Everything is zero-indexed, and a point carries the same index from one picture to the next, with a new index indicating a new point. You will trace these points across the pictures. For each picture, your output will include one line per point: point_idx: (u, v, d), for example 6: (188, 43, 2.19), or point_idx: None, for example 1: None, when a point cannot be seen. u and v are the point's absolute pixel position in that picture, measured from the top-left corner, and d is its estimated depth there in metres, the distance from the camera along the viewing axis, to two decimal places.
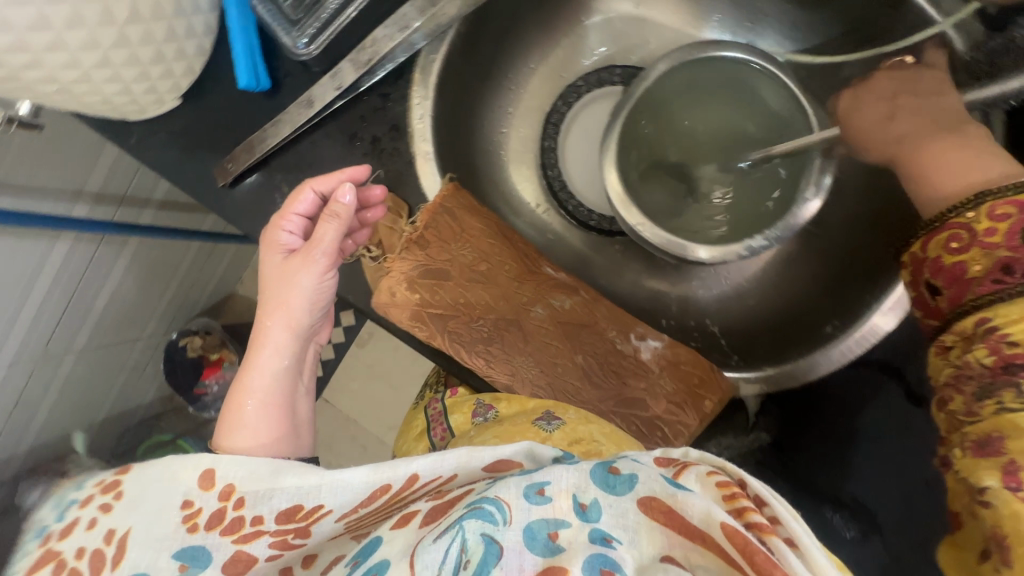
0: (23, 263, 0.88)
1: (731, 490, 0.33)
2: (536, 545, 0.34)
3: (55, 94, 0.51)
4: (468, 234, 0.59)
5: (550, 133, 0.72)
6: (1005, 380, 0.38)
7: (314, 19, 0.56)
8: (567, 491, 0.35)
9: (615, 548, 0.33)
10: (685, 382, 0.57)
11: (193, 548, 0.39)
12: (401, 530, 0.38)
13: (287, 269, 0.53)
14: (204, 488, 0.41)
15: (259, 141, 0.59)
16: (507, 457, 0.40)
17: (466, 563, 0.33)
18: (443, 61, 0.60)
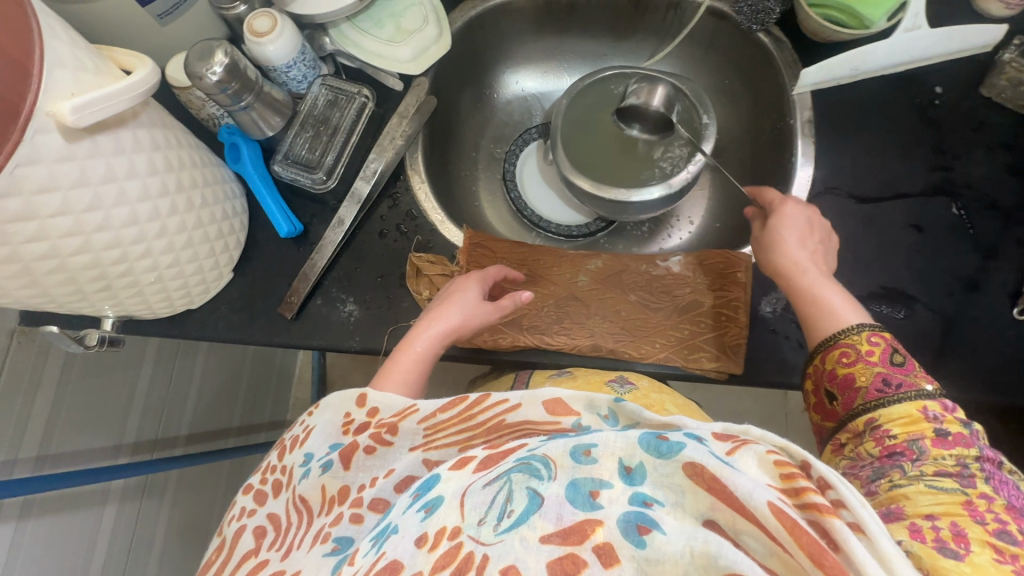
0: (81, 533, 0.86)
1: (792, 472, 0.35)
2: (577, 498, 0.38)
3: (152, 283, 0.62)
4: (502, 253, 0.72)
5: (512, 188, 0.91)
6: (908, 434, 0.47)
7: (323, 163, 0.73)
8: (613, 454, 0.39)
9: (654, 509, 0.36)
10: (716, 271, 0.70)
11: (336, 444, 0.54)
12: (459, 471, 0.42)
13: (453, 289, 0.63)
14: (358, 407, 0.55)
15: (311, 268, 0.72)
16: (565, 398, 0.46)
17: (511, 511, 0.38)
18: (422, 157, 0.79)
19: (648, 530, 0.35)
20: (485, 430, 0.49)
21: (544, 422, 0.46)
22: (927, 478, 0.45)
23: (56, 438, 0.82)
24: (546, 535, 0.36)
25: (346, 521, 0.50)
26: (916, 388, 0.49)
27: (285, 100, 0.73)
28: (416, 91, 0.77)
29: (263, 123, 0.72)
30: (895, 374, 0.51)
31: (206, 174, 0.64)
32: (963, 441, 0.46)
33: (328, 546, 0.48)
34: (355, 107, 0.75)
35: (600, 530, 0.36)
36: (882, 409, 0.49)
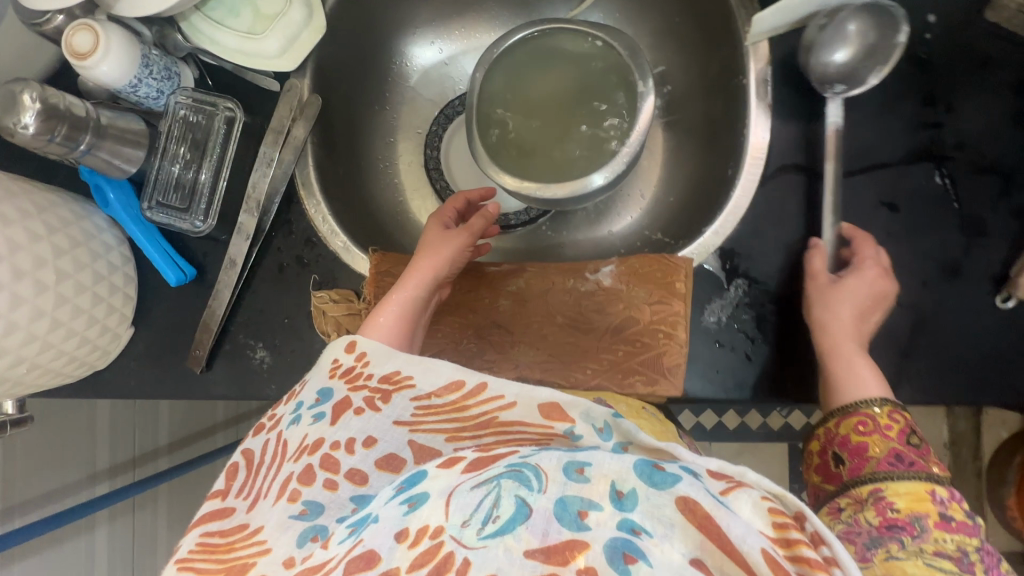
0: (74, 560, 0.91)
1: (786, 520, 0.31)
2: (565, 517, 0.33)
3: (30, 371, 0.58)
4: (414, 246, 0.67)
5: (437, 179, 0.79)
6: (912, 510, 0.47)
7: (200, 196, 0.65)
8: (608, 475, 0.33)
9: (643, 539, 0.31)
10: (652, 281, 0.61)
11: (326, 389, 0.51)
12: (447, 470, 0.37)
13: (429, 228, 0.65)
14: (347, 352, 0.54)
15: (211, 317, 0.66)
16: (562, 405, 0.42)
17: (495, 517, 0.33)
18: (316, 168, 0.68)
19: (636, 560, 0.30)
20: (474, 425, 0.44)
21: (536, 425, 0.42)
22: (926, 556, 0.44)
23: (20, 488, 0.83)
24: (530, 550, 0.32)
25: (317, 483, 0.44)
26: (932, 473, 0.49)
27: (138, 128, 0.63)
28: (290, 96, 0.66)
29: (119, 162, 0.62)
30: (907, 452, 0.51)
31: (56, 244, 0.57)
32: (964, 529, 0.46)
33: (297, 509, 0.43)
34: (221, 124, 0.65)
35: (585, 553, 0.31)
36: (892, 483, 0.49)
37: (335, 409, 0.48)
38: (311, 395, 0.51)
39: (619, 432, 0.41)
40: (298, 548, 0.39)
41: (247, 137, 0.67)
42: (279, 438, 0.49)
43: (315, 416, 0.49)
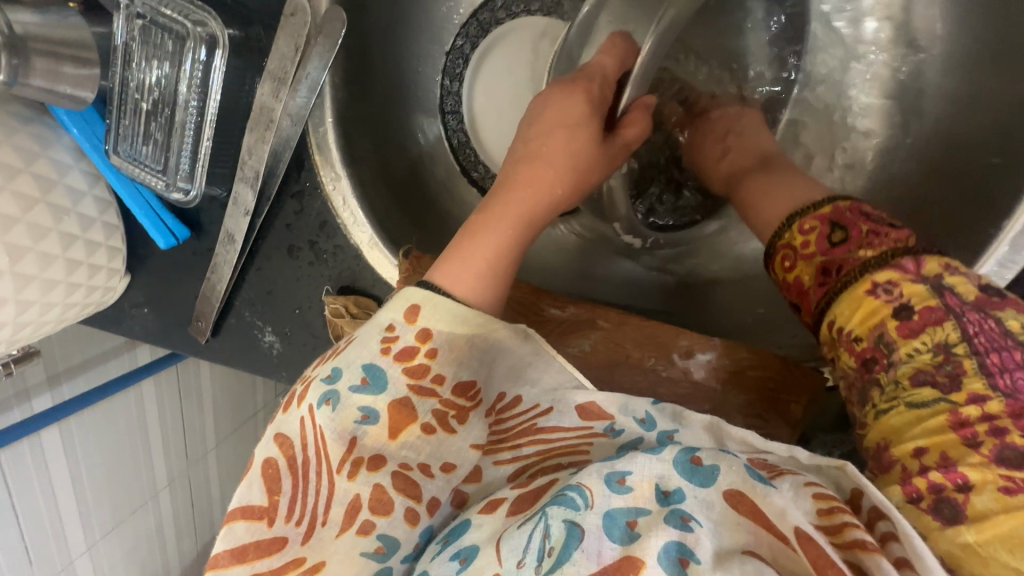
0: (124, 414, 0.97)
1: (833, 505, 0.26)
2: (614, 530, 0.27)
3: (10, 347, 0.50)
4: (548, 150, 0.42)
5: (452, 125, 0.57)
6: (871, 330, 0.32)
7: (182, 147, 0.48)
8: (651, 478, 0.28)
9: (693, 530, 0.26)
10: (758, 391, 0.46)
11: (374, 368, 0.35)
12: (490, 515, 0.32)
13: (561, 143, 0.41)
14: (406, 322, 0.36)
15: (212, 289, 0.55)
16: (600, 402, 0.34)
17: (550, 551, 0.27)
18: (337, 122, 0.48)
19: (691, 563, 0.25)
20: (515, 433, 0.36)
21: (572, 430, 0.34)
22: (902, 389, 0.30)
23: (61, 359, 0.85)
24: (592, 575, 0.25)
25: (397, 514, 0.32)
26: (868, 255, 0.33)
27: (81, 38, 0.43)
28: (291, 22, 0.43)
29: (66, 88, 0.43)
30: (839, 256, 0.35)
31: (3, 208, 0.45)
32: (933, 318, 0.30)
33: (369, 545, 0.32)
34: (199, 47, 0.45)
35: (644, 572, 0.25)
36: (834, 306, 0.34)
37: (395, 419, 0.34)
38: (355, 371, 0.34)
39: (667, 419, 0.33)
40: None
41: (242, 62, 0.46)
42: (317, 427, 0.33)
43: (366, 415, 0.34)
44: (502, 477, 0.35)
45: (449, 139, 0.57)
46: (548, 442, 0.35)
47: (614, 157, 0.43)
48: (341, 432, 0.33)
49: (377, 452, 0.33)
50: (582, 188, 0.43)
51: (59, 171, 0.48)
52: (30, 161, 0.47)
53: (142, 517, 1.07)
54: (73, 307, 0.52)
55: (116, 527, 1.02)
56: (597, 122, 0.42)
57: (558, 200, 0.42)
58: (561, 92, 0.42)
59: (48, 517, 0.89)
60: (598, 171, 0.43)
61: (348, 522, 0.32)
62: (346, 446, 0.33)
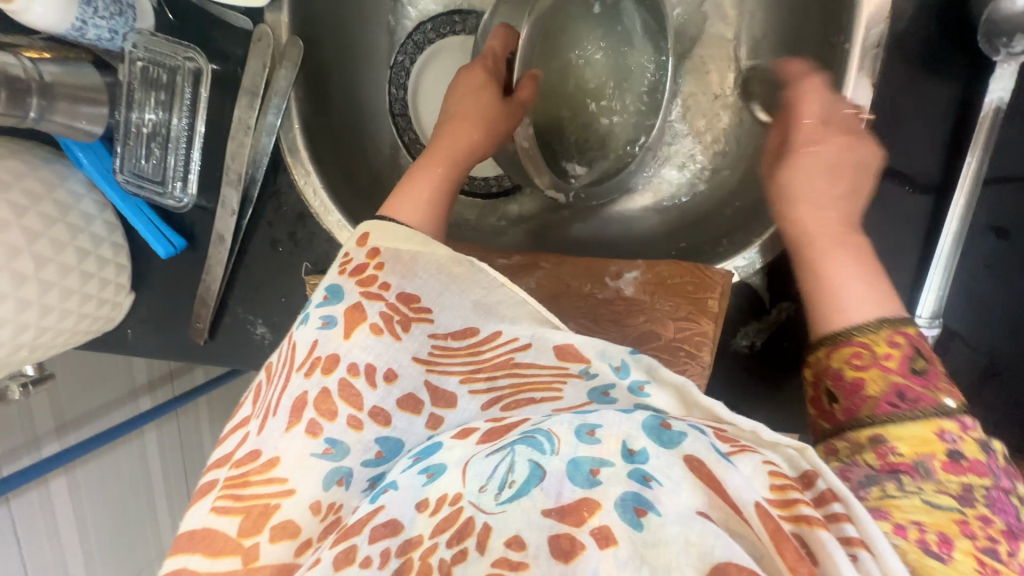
0: (128, 465, 1.00)
1: (786, 483, 0.31)
2: (578, 476, 0.32)
3: (31, 354, 0.57)
4: (459, 109, 0.54)
5: (403, 125, 0.67)
6: (917, 455, 0.36)
7: (177, 162, 0.58)
8: (619, 435, 0.32)
9: (652, 488, 0.31)
10: (681, 295, 0.54)
11: (334, 287, 0.43)
12: (462, 440, 0.37)
13: (470, 102, 0.54)
14: (358, 246, 0.45)
15: (206, 291, 0.63)
16: (576, 345, 0.40)
17: (510, 483, 0.33)
18: (303, 128, 0.58)
19: (647, 514, 0.30)
20: (490, 366, 0.41)
21: (548, 367, 0.40)
22: (923, 493, 0.34)
23: (67, 408, 0.90)
24: (546, 509, 0.31)
25: (340, 420, 0.37)
26: (940, 401, 0.38)
27: (93, 83, 0.55)
28: (260, 49, 0.55)
29: (82, 124, 0.54)
30: (908, 382, 0.39)
31: (29, 228, 0.53)
32: (979, 468, 0.35)
33: (318, 447, 0.37)
34: (187, 80, 0.56)
35: (598, 513, 0.30)
36: (873, 427, 0.39)
37: (350, 320, 0.40)
38: (321, 291, 0.43)
39: (641, 370, 0.39)
40: (324, 492, 0.36)
41: (222, 90, 0.58)
42: (291, 342, 0.41)
43: (326, 321, 0.41)
44: (475, 405, 0.40)
45: (401, 138, 0.68)
46: (522, 375, 0.40)
47: (515, 110, 0.55)
48: (307, 342, 0.40)
49: (335, 351, 0.39)
50: (495, 136, 0.55)
51: (74, 198, 0.58)
52: (51, 191, 0.56)
53: None
54: (86, 316, 0.59)
55: None
56: (495, 84, 0.55)
57: (475, 143, 0.53)
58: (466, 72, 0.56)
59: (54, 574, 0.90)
60: (506, 120, 0.55)
61: (301, 423, 0.37)
62: (310, 348, 0.40)
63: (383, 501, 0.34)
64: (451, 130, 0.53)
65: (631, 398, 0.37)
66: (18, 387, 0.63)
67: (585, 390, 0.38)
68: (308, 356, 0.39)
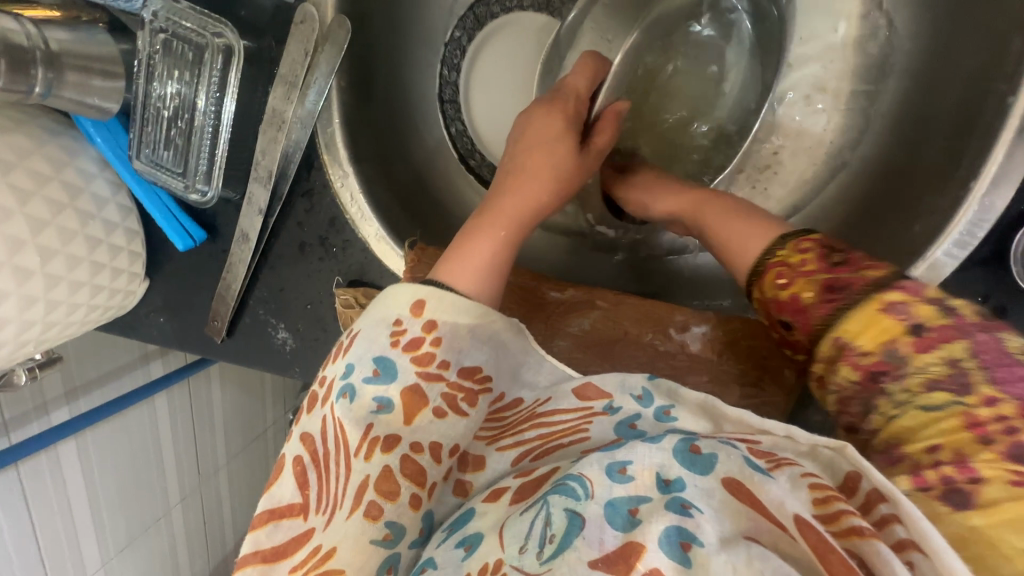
0: (139, 429, 0.98)
1: (828, 493, 0.27)
2: (617, 519, 0.28)
3: (38, 347, 0.52)
4: (531, 159, 0.47)
5: (451, 113, 0.62)
6: (882, 346, 0.32)
7: (201, 150, 0.51)
8: (650, 467, 0.29)
9: (694, 516, 0.26)
10: (752, 358, 0.48)
11: (385, 360, 0.36)
12: (493, 503, 0.33)
13: (544, 153, 0.47)
14: (414, 316, 0.37)
15: (227, 289, 0.57)
16: (596, 383, 0.36)
17: (551, 538, 0.28)
18: (344, 125, 0.52)
19: (694, 547, 0.25)
20: (515, 423, 0.37)
21: (571, 411, 0.36)
22: None
23: (76, 373, 0.86)
24: (592, 561, 0.26)
25: (402, 500, 0.34)
26: (873, 275, 0.34)
27: (108, 53, 0.47)
28: (302, 31, 0.47)
29: (95, 100, 0.47)
30: (842, 274, 0.35)
31: (36, 214, 0.48)
32: (947, 333, 0.31)
33: (377, 533, 0.33)
34: (214, 57, 0.48)
35: (644, 556, 0.26)
36: (920, 435, 0.30)
37: (408, 405, 0.35)
38: (367, 363, 0.36)
39: (662, 395, 0.34)
40: None
41: (255, 71, 0.50)
42: (334, 420, 0.35)
43: (381, 405, 0.35)
44: (505, 461, 0.36)
45: (449, 128, 0.62)
46: (549, 424, 0.36)
47: (591, 163, 0.50)
48: (357, 426, 0.34)
49: (391, 436, 0.35)
50: (564, 194, 0.48)
51: (86, 179, 0.52)
52: (61, 171, 0.50)
53: (155, 534, 1.08)
54: (96, 309, 0.54)
55: (129, 544, 1.03)
56: (574, 133, 0.48)
57: (546, 203, 0.47)
58: (543, 112, 0.49)
59: (63, 533, 0.90)
60: (580, 176, 0.49)
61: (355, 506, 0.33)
62: (359, 434, 0.34)
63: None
64: (514, 183, 0.47)
65: (660, 427, 0.33)
66: (25, 371, 0.60)
67: (611, 427, 0.34)
68: (364, 438, 0.34)
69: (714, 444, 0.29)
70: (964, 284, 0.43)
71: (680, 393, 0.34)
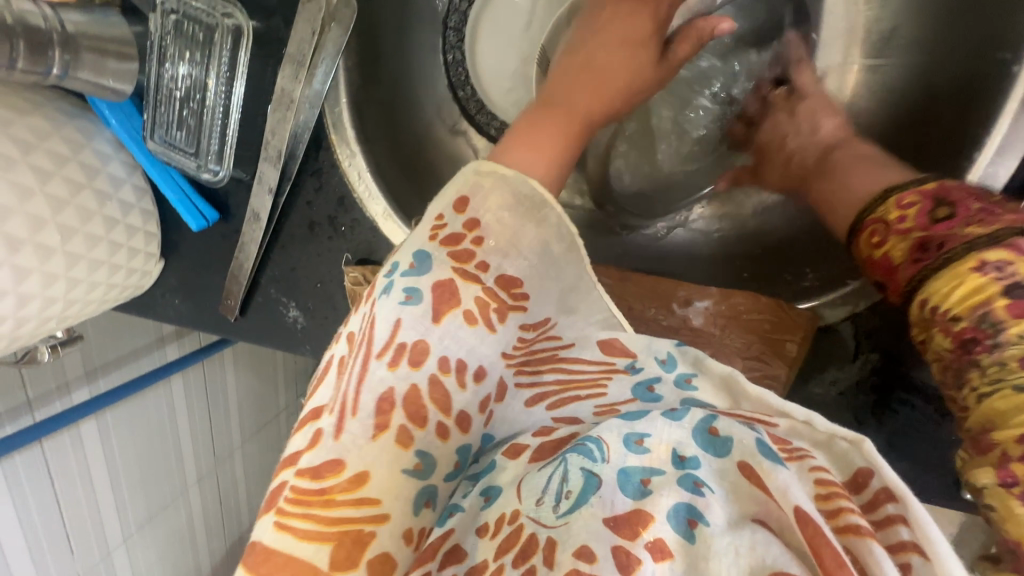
0: (156, 410, 1.01)
1: (831, 490, 0.26)
2: (628, 487, 0.30)
3: (61, 324, 0.54)
4: (603, 61, 0.48)
5: (452, 42, 0.62)
6: (972, 310, 0.30)
7: (212, 129, 0.52)
8: (668, 443, 0.30)
9: (704, 496, 0.28)
10: (754, 332, 0.49)
11: (423, 253, 0.36)
12: (514, 461, 0.35)
13: (605, 54, 0.48)
14: (455, 211, 0.37)
15: (239, 268, 0.58)
16: (622, 341, 0.36)
17: (567, 494, 0.31)
18: (351, 104, 0.53)
19: (700, 525, 0.28)
20: (538, 360, 0.38)
21: (593, 367, 0.36)
22: None
23: (96, 354, 0.89)
24: (604, 519, 0.29)
25: (430, 426, 0.32)
26: None
27: (121, 35, 0.49)
28: (308, 13, 0.47)
29: (109, 81, 0.48)
30: (941, 231, 0.33)
31: (55, 194, 0.49)
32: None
33: (409, 461, 0.31)
34: (225, 37, 0.50)
35: (652, 527, 0.28)
36: None
37: (439, 298, 0.34)
38: (407, 256, 0.36)
39: (687, 361, 0.34)
40: (415, 516, 0.30)
41: (264, 51, 0.50)
42: (369, 311, 0.34)
43: (409, 295, 0.34)
44: (520, 401, 0.37)
45: (445, 55, 0.62)
46: (568, 372, 0.37)
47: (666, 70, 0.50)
48: (389, 316, 0.33)
49: (421, 336, 0.33)
50: (629, 100, 0.49)
51: (102, 161, 0.53)
52: (78, 153, 0.52)
53: (174, 511, 1.11)
54: (113, 288, 0.56)
55: (150, 521, 1.06)
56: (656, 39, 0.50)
57: (611, 107, 0.48)
58: (630, 5, 0.49)
59: (85, 509, 0.93)
60: (653, 73, 0.50)
61: (366, 412, 0.31)
62: (395, 327, 0.33)
63: (452, 525, 0.32)
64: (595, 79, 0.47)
65: (679, 395, 0.33)
66: (48, 348, 0.62)
67: (630, 386, 0.35)
68: (389, 339, 0.32)
69: (729, 424, 0.30)
70: None
71: (705, 361, 0.33)
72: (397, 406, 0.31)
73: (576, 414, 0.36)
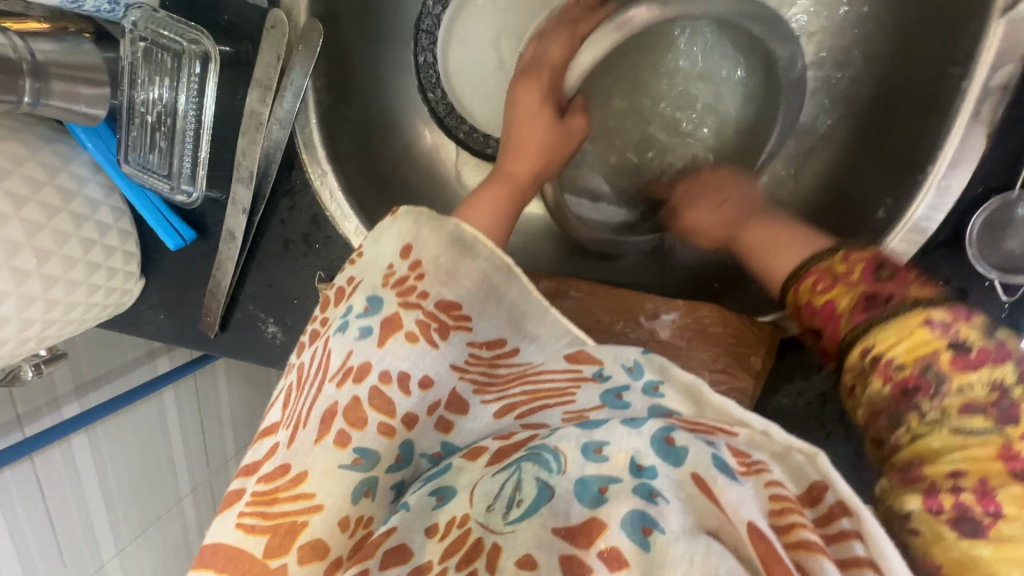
0: (147, 422, 1.02)
1: (785, 505, 0.28)
2: (585, 496, 0.31)
3: (41, 344, 0.55)
4: (530, 131, 0.52)
5: (424, 43, 0.62)
6: (917, 361, 0.34)
7: (184, 151, 0.53)
8: (626, 451, 0.31)
9: (656, 504, 0.29)
10: (720, 344, 0.49)
11: (376, 296, 0.38)
12: (471, 463, 0.35)
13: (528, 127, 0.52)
14: (402, 258, 0.40)
15: (216, 286, 0.58)
16: (588, 349, 0.37)
17: (519, 502, 0.32)
18: (321, 122, 0.54)
19: (654, 533, 0.28)
20: (509, 380, 0.38)
21: (561, 372, 0.37)
22: None
23: (85, 369, 0.90)
24: (554, 528, 0.30)
25: (370, 428, 0.34)
26: (919, 294, 0.36)
27: (93, 62, 0.50)
28: (273, 37, 0.49)
29: (82, 107, 0.50)
30: (885, 286, 0.38)
31: (31, 218, 0.50)
32: (991, 357, 0.33)
33: (346, 458, 0.33)
34: (194, 61, 0.51)
35: (605, 535, 0.29)
36: (945, 456, 0.32)
37: (383, 330, 0.37)
38: (361, 299, 0.38)
39: (654, 370, 0.35)
40: (351, 505, 0.32)
41: (233, 73, 0.52)
42: (324, 348, 0.37)
43: (361, 331, 0.37)
44: (487, 414, 0.37)
45: (416, 57, 0.63)
46: (539, 382, 0.38)
47: (575, 136, 0.55)
48: (336, 348, 0.36)
49: (366, 360, 0.35)
50: (550, 169, 0.54)
51: (78, 184, 0.54)
52: (54, 177, 0.53)
53: (168, 522, 1.12)
54: (92, 308, 0.57)
55: (144, 532, 1.07)
56: (551, 105, 0.53)
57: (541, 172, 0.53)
58: (523, 88, 0.53)
59: (78, 522, 0.95)
60: (564, 150, 0.54)
61: (317, 412, 0.34)
62: (342, 356, 0.36)
63: (395, 523, 0.32)
64: (512, 155, 0.52)
65: (647, 401, 0.34)
66: (31, 367, 0.63)
67: (598, 394, 0.36)
68: (341, 368, 0.35)
69: (687, 437, 0.31)
70: (929, 267, 0.44)
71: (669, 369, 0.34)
72: (337, 419, 0.34)
73: (544, 423, 0.36)
